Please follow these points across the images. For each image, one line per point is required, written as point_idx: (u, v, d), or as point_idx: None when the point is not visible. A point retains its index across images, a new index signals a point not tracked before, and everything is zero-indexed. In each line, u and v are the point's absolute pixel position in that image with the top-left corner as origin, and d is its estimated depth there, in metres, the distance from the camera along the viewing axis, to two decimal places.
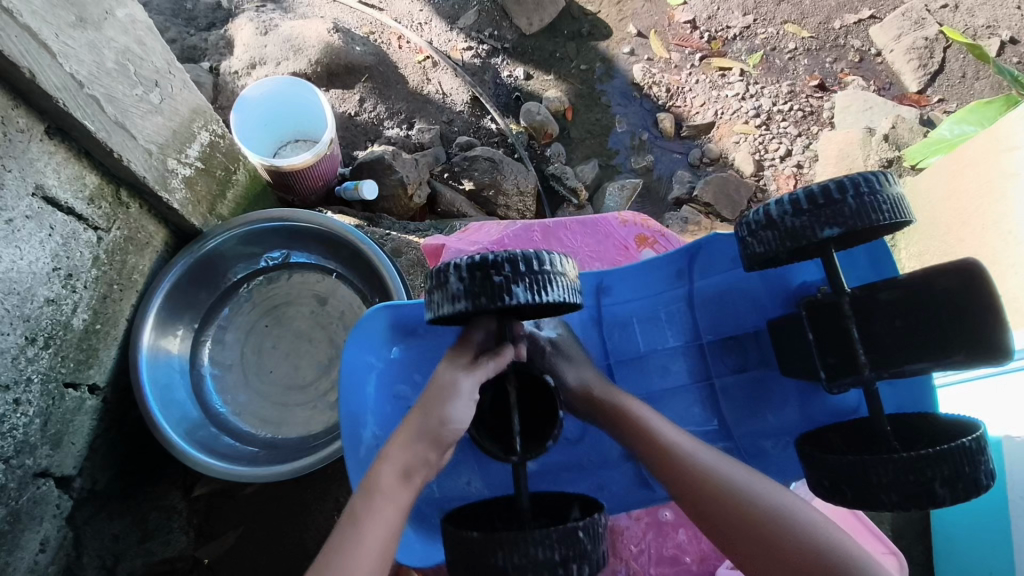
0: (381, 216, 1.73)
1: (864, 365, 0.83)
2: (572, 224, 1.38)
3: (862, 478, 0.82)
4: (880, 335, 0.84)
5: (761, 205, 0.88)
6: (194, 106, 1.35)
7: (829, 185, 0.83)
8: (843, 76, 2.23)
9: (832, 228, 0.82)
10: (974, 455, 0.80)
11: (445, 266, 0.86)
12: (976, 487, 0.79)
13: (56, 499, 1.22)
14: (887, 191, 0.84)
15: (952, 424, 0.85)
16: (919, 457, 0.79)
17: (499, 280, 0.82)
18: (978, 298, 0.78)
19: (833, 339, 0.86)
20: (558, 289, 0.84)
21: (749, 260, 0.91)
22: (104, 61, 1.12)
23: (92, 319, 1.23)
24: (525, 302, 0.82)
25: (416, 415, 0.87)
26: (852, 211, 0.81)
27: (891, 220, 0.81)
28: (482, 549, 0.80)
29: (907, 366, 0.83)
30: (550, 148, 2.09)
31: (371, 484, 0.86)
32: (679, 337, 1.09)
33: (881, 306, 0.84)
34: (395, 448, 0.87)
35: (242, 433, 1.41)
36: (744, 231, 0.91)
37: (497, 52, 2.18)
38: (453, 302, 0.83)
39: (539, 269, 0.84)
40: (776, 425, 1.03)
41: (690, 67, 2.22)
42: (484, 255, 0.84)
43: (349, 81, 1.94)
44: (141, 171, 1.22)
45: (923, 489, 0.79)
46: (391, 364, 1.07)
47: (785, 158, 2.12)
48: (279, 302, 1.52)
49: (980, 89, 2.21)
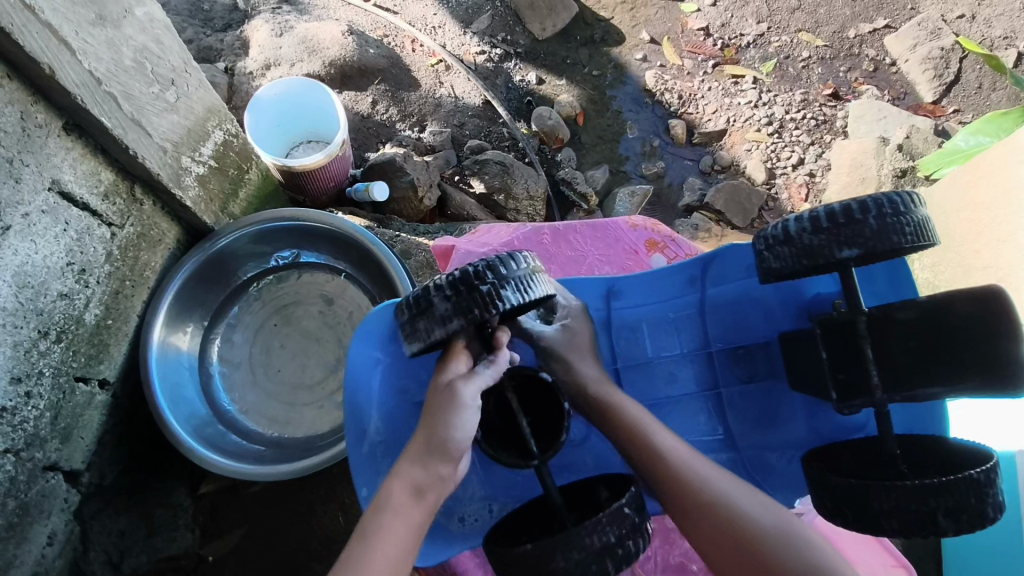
0: (391, 218, 1.74)
1: (876, 387, 0.83)
2: (582, 227, 1.38)
3: (864, 504, 0.82)
4: (896, 356, 0.84)
5: (780, 220, 0.88)
6: (209, 105, 1.36)
7: (852, 205, 0.83)
8: (857, 86, 2.22)
9: (851, 249, 0.82)
10: (981, 487, 0.78)
11: (424, 291, 0.89)
12: (982, 518, 0.79)
13: (64, 494, 1.23)
14: (912, 214, 0.83)
15: (964, 450, 0.83)
16: (924, 487, 0.78)
17: (486, 289, 0.85)
18: (997, 324, 0.78)
19: (846, 357, 0.86)
20: (537, 288, 0.90)
21: (763, 273, 0.91)
22: (122, 59, 1.13)
23: (104, 314, 1.24)
24: (515, 305, 0.86)
25: (422, 430, 0.88)
26: (873, 232, 0.81)
27: (912, 243, 0.81)
28: (537, 561, 0.82)
29: (922, 390, 0.83)
30: (561, 153, 2.09)
31: (382, 503, 0.87)
32: (688, 343, 1.08)
33: (896, 326, 0.84)
34: (406, 464, 0.88)
35: (249, 431, 1.41)
36: (760, 244, 0.91)
37: (510, 56, 2.18)
38: (445, 323, 0.86)
39: (515, 271, 0.89)
40: (787, 437, 1.01)
41: (703, 74, 2.22)
42: (463, 270, 0.88)
43: (363, 84, 1.96)
44: (156, 168, 1.23)
45: (924, 519, 0.79)
46: (396, 359, 1.06)
47: (797, 167, 2.11)
48: (287, 302, 1.53)
49: (996, 100, 2.20)
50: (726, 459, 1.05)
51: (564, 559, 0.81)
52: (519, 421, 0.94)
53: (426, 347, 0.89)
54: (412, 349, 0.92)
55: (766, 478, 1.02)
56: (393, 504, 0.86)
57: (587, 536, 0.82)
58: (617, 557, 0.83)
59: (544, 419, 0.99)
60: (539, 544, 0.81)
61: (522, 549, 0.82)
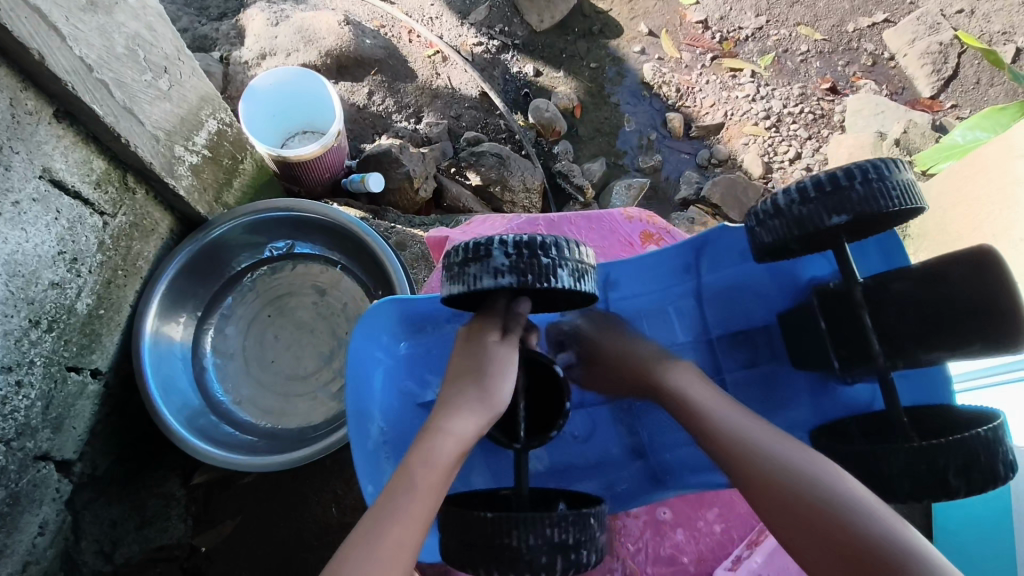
0: (387, 209, 1.74)
1: (878, 355, 0.85)
2: (576, 219, 1.37)
3: (875, 469, 0.83)
4: (896, 326, 0.85)
5: (769, 196, 0.89)
6: (203, 94, 1.36)
7: (838, 173, 0.83)
8: (855, 80, 2.22)
9: (840, 216, 0.82)
10: (990, 444, 0.79)
11: (487, 239, 0.84)
12: (994, 477, 0.79)
13: (55, 483, 1.22)
14: (898, 177, 0.83)
15: (969, 415, 0.85)
16: (930, 446, 0.79)
17: (547, 263, 0.82)
18: (991, 286, 0.79)
19: (846, 331, 0.89)
20: (590, 282, 0.87)
21: (758, 251, 0.91)
22: (114, 46, 1.12)
23: (96, 304, 1.23)
24: (567, 288, 0.84)
25: (472, 386, 0.87)
26: (860, 198, 0.81)
27: (900, 206, 0.81)
28: (494, 530, 0.80)
29: (922, 354, 0.85)
30: (558, 146, 2.08)
31: (428, 456, 0.82)
32: (688, 331, 1.09)
33: (893, 297, 0.86)
34: (456, 421, 0.85)
35: (243, 422, 1.41)
36: (753, 221, 0.91)
37: (507, 48, 2.17)
38: (496, 276, 0.82)
39: (575, 256, 0.86)
40: (789, 421, 1.01)
41: (701, 67, 2.21)
42: (531, 236, 0.84)
43: (359, 74, 1.95)
44: (148, 157, 1.22)
45: (937, 480, 0.79)
46: (400, 360, 1.07)
47: (794, 161, 2.11)
48: (281, 293, 1.52)
49: (993, 96, 2.19)
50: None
51: (521, 539, 0.79)
52: (518, 404, 0.93)
53: (467, 293, 0.85)
54: (450, 292, 0.87)
55: None
56: (440, 463, 0.82)
57: (549, 527, 0.80)
58: (569, 560, 0.80)
59: (543, 407, 0.97)
60: (501, 516, 0.80)
61: (482, 515, 0.80)
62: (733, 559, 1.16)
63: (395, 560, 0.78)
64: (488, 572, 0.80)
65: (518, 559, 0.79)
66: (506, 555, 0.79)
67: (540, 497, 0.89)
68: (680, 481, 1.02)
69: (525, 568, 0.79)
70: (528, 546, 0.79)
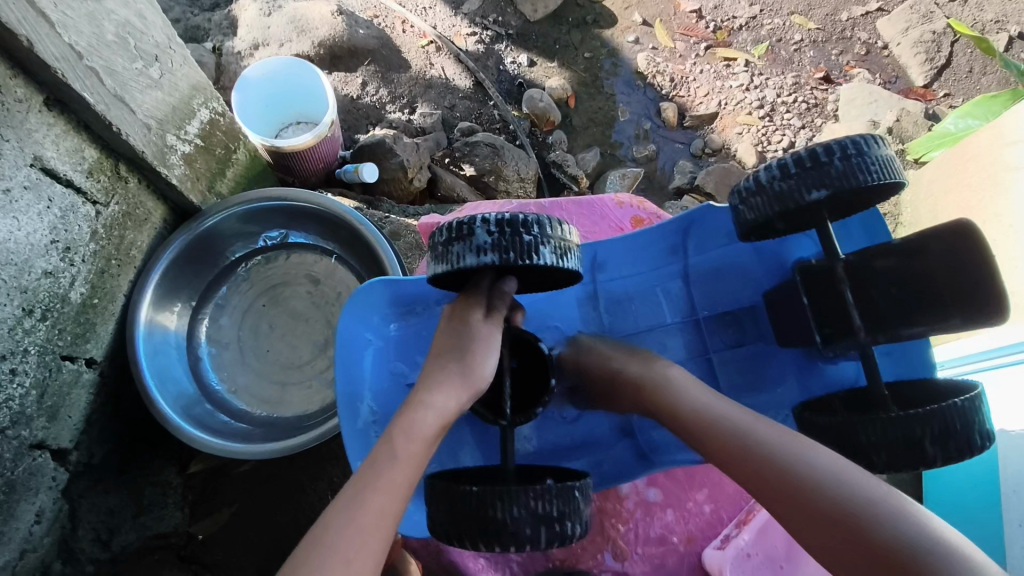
0: (381, 199, 1.75)
1: (859, 329, 0.86)
2: (568, 204, 1.37)
3: (852, 438, 0.84)
4: (877, 302, 0.87)
5: (751, 174, 0.89)
6: (194, 83, 1.36)
7: (817, 149, 0.84)
8: (849, 69, 2.22)
9: (819, 191, 0.83)
10: (966, 414, 0.81)
11: (470, 218, 0.84)
12: (969, 446, 0.81)
13: (51, 472, 1.23)
14: (876, 153, 0.84)
15: (949, 386, 0.87)
16: (906, 416, 0.81)
17: (529, 240, 0.83)
18: (971, 258, 0.80)
19: (831, 311, 0.88)
20: (574, 260, 0.88)
21: (741, 227, 0.91)
22: (103, 33, 1.12)
23: (90, 293, 1.23)
24: (549, 265, 0.84)
25: (452, 357, 0.87)
26: (838, 173, 0.82)
27: (878, 180, 0.82)
28: (479, 503, 0.81)
29: (903, 329, 0.85)
30: (552, 136, 2.08)
31: (409, 430, 0.84)
32: (676, 313, 1.09)
33: (878, 274, 0.86)
34: (438, 395, 0.86)
35: (238, 411, 1.41)
36: (736, 199, 0.91)
37: (501, 38, 2.17)
38: (478, 254, 0.82)
39: (557, 234, 0.86)
40: (777, 398, 1.03)
41: (695, 57, 2.21)
42: (513, 214, 0.85)
43: (352, 65, 1.95)
44: (140, 146, 1.22)
45: (913, 448, 0.81)
46: (390, 342, 1.08)
47: (787, 151, 2.11)
48: (276, 282, 1.53)
49: (987, 84, 2.20)
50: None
51: (505, 511, 0.80)
52: (502, 380, 0.93)
53: (450, 272, 0.85)
54: (435, 272, 0.87)
55: None
56: (422, 434, 0.84)
57: (533, 499, 0.81)
58: (553, 532, 0.82)
59: (528, 386, 0.97)
60: (485, 488, 0.81)
61: (468, 488, 0.81)
62: (723, 538, 1.17)
63: (378, 530, 0.78)
64: (473, 544, 0.81)
65: (505, 529, 0.80)
66: (492, 526, 0.80)
67: (524, 472, 0.91)
68: (667, 457, 1.04)
69: (509, 539, 0.80)
70: (513, 517, 0.81)
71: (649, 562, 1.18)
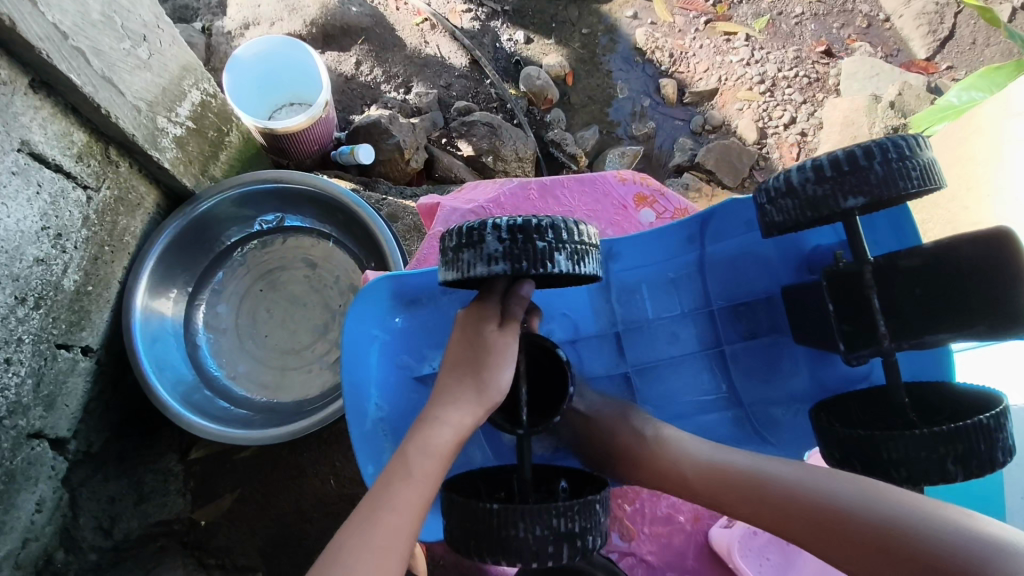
0: (377, 180, 1.72)
1: (885, 335, 0.82)
2: (569, 181, 1.36)
3: (874, 452, 0.81)
4: (901, 303, 0.83)
5: (782, 172, 0.86)
6: (184, 64, 1.34)
7: (856, 151, 0.80)
8: (851, 42, 2.18)
9: (856, 199, 0.80)
10: (990, 432, 0.79)
11: (481, 223, 0.81)
12: (990, 464, 0.79)
13: (50, 461, 1.22)
14: (919, 157, 0.81)
15: (968, 394, 0.85)
16: (931, 434, 0.78)
17: (543, 246, 0.80)
18: (1003, 266, 0.78)
19: (853, 307, 0.85)
20: (591, 263, 0.84)
21: (767, 227, 0.90)
22: (89, 12, 1.09)
23: (83, 280, 1.21)
24: (564, 272, 0.81)
25: (469, 372, 0.86)
26: (878, 178, 0.79)
27: (919, 188, 0.79)
28: (499, 521, 0.79)
29: (928, 336, 0.82)
30: (550, 114, 2.04)
31: (426, 447, 0.82)
32: (688, 302, 1.08)
33: (902, 274, 0.84)
34: (452, 411, 0.84)
35: (238, 398, 1.40)
36: (763, 197, 0.89)
37: (497, 15, 2.12)
38: (488, 263, 0.79)
39: (574, 240, 0.83)
40: (789, 391, 1.03)
41: (695, 31, 2.17)
42: (526, 218, 0.81)
43: (345, 44, 1.91)
44: (130, 128, 1.19)
45: (934, 465, 0.79)
46: (396, 335, 1.06)
47: (788, 126, 2.08)
48: (273, 267, 1.50)
49: (990, 56, 2.16)
50: (730, 417, 1.07)
51: (527, 530, 0.78)
52: (518, 388, 0.90)
53: (462, 279, 0.83)
54: (446, 277, 0.85)
55: (773, 432, 1.04)
56: (440, 451, 0.83)
57: (555, 516, 0.79)
58: (575, 547, 0.80)
59: (545, 387, 0.94)
60: (506, 507, 0.79)
61: (488, 507, 0.79)
62: (729, 518, 1.17)
63: (396, 547, 0.78)
64: (492, 561, 0.79)
65: (528, 548, 0.78)
66: (512, 545, 0.78)
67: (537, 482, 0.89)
68: None
69: (530, 558, 0.78)
70: (534, 536, 0.78)
71: (655, 541, 1.19)
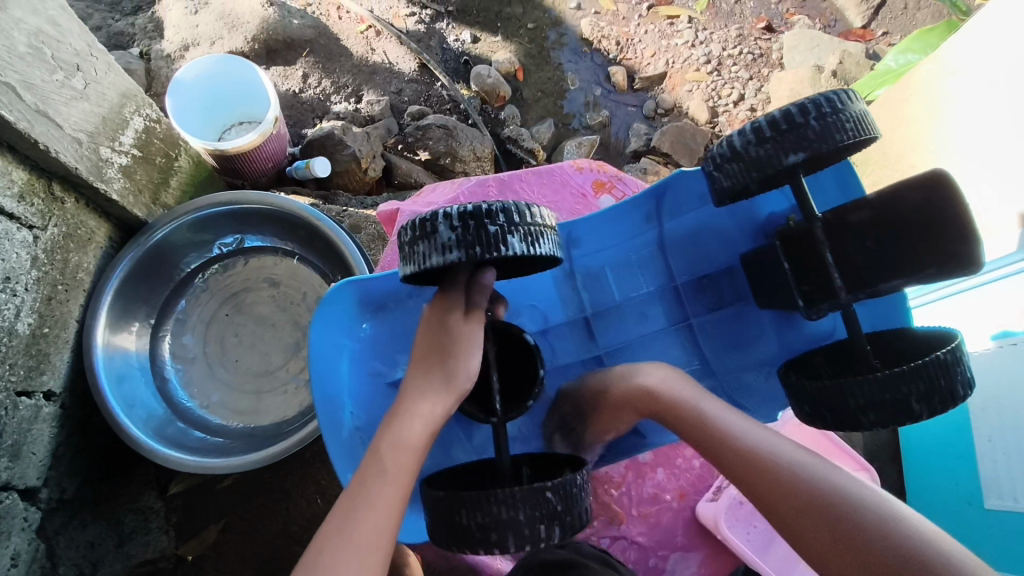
0: (337, 192, 1.70)
1: (841, 289, 0.84)
2: (527, 175, 1.36)
3: (842, 403, 0.84)
4: (854, 257, 0.85)
5: (725, 138, 0.88)
6: (123, 90, 1.30)
7: (792, 109, 0.82)
8: (789, 16, 2.23)
9: (797, 154, 0.81)
10: (949, 366, 0.81)
11: (433, 214, 0.81)
12: (952, 397, 0.81)
13: (22, 512, 1.17)
14: (851, 109, 0.83)
15: (927, 338, 0.88)
16: (893, 376, 0.80)
17: (495, 230, 0.79)
18: (944, 209, 0.80)
19: (808, 267, 0.87)
20: (546, 244, 0.83)
21: (718, 195, 0.91)
22: (15, 45, 1.06)
23: (39, 323, 1.17)
24: (519, 254, 0.80)
25: (437, 362, 0.86)
26: (815, 133, 0.80)
27: (855, 138, 0.80)
28: (448, 508, 0.80)
29: (883, 284, 0.84)
30: (504, 111, 2.04)
31: (397, 440, 0.82)
32: (653, 281, 1.09)
33: (852, 228, 0.86)
34: (419, 402, 0.85)
35: (214, 426, 1.37)
36: (710, 165, 0.91)
37: (441, 16, 2.11)
38: (443, 252, 0.79)
39: (527, 221, 0.82)
40: (758, 356, 1.05)
41: (638, 18, 2.19)
42: (476, 204, 0.81)
43: (290, 57, 1.88)
44: (72, 162, 1.15)
45: (899, 405, 0.81)
46: (365, 342, 1.05)
47: (738, 103, 2.11)
48: (237, 290, 1.47)
49: (922, 19, 2.23)
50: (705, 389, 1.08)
51: (469, 517, 0.79)
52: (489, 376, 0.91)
53: (421, 271, 0.82)
54: (406, 271, 0.84)
55: (747, 398, 1.06)
56: (410, 445, 0.82)
57: (495, 504, 0.78)
58: (522, 537, 0.78)
59: (516, 374, 0.96)
60: (450, 494, 0.80)
61: (436, 494, 0.82)
62: (714, 490, 1.19)
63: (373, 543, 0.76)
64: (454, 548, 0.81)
65: (478, 535, 0.78)
66: (459, 531, 0.80)
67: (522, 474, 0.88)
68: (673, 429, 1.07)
69: (477, 544, 0.79)
70: (477, 524, 0.78)
71: (645, 522, 1.21)
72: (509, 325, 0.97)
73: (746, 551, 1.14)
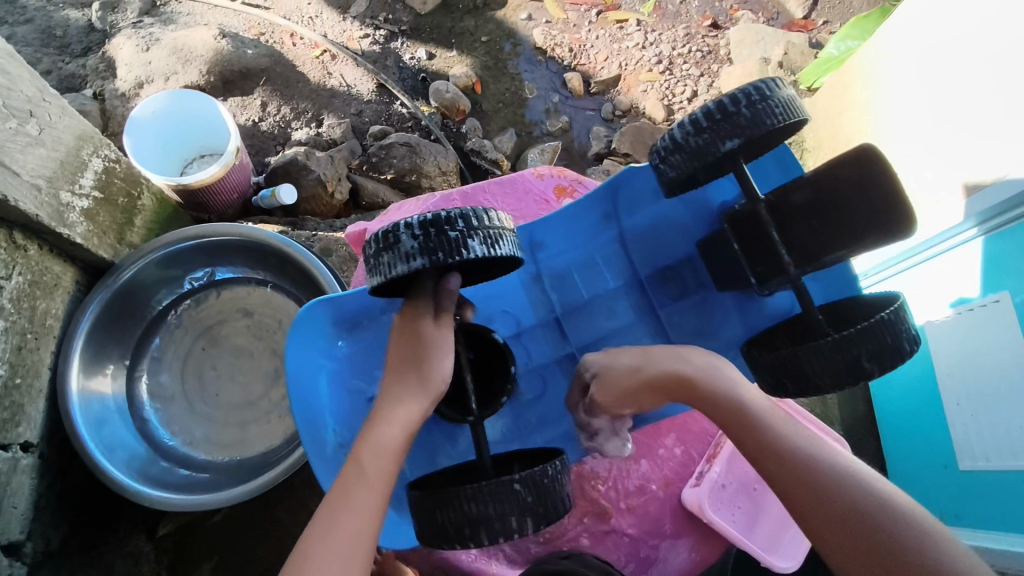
0: (305, 218, 1.71)
1: (790, 266, 0.88)
2: (491, 186, 1.38)
3: (799, 371, 0.87)
4: (800, 235, 0.90)
5: (667, 132, 0.91)
6: (80, 133, 1.29)
7: (725, 100, 0.86)
8: (733, 12, 2.30)
9: (733, 141, 0.85)
10: (894, 325, 0.85)
11: (394, 225, 0.83)
12: (901, 353, 0.86)
13: (7, 568, 1.14)
14: (779, 95, 0.87)
15: (873, 303, 0.92)
16: (841, 340, 0.84)
17: (455, 235, 0.81)
18: (875, 179, 0.84)
19: (757, 250, 0.93)
20: (507, 245, 0.85)
21: (667, 186, 0.94)
22: None
23: (11, 373, 1.15)
24: (481, 256, 0.82)
25: (410, 367, 0.88)
26: (748, 120, 0.84)
27: (784, 122, 0.85)
28: (423, 507, 0.83)
29: (827, 256, 0.90)
30: (465, 124, 2.07)
31: (376, 447, 0.83)
32: (619, 277, 1.12)
33: (795, 207, 0.91)
34: (397, 410, 0.86)
35: (198, 462, 1.36)
36: (656, 158, 0.94)
37: (395, 36, 2.13)
38: (407, 260, 0.81)
39: (486, 224, 0.85)
40: (724, 341, 1.07)
41: (589, 24, 2.24)
42: (435, 212, 0.83)
43: (247, 87, 1.89)
44: (32, 209, 1.14)
45: (853, 367, 0.85)
46: (342, 361, 1.06)
47: (692, 100, 2.17)
48: (211, 323, 1.47)
49: (858, 7, 2.32)
50: None
51: (444, 516, 0.81)
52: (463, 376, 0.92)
53: (389, 282, 0.84)
54: (373, 283, 0.86)
55: None
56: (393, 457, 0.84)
57: (467, 501, 0.80)
58: (495, 530, 0.80)
59: (490, 376, 0.99)
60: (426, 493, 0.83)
61: (414, 495, 0.84)
62: (697, 476, 1.23)
63: (356, 551, 0.78)
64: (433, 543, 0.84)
65: (453, 530, 0.81)
66: (439, 529, 0.82)
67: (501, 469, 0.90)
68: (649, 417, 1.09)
69: (453, 540, 0.81)
70: (451, 520, 0.81)
71: (634, 515, 1.23)
72: (477, 326, 0.99)
73: (731, 532, 1.17)
